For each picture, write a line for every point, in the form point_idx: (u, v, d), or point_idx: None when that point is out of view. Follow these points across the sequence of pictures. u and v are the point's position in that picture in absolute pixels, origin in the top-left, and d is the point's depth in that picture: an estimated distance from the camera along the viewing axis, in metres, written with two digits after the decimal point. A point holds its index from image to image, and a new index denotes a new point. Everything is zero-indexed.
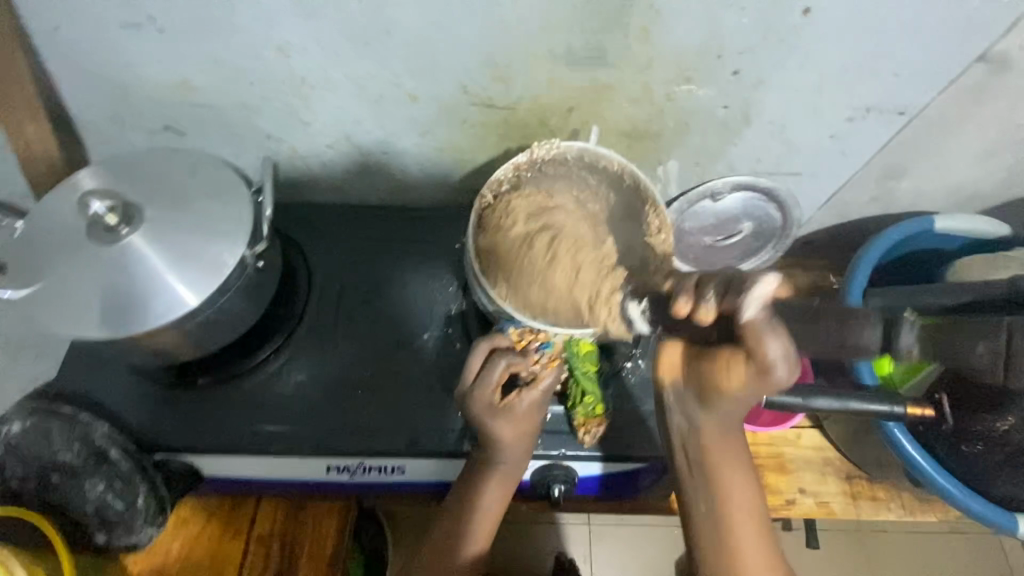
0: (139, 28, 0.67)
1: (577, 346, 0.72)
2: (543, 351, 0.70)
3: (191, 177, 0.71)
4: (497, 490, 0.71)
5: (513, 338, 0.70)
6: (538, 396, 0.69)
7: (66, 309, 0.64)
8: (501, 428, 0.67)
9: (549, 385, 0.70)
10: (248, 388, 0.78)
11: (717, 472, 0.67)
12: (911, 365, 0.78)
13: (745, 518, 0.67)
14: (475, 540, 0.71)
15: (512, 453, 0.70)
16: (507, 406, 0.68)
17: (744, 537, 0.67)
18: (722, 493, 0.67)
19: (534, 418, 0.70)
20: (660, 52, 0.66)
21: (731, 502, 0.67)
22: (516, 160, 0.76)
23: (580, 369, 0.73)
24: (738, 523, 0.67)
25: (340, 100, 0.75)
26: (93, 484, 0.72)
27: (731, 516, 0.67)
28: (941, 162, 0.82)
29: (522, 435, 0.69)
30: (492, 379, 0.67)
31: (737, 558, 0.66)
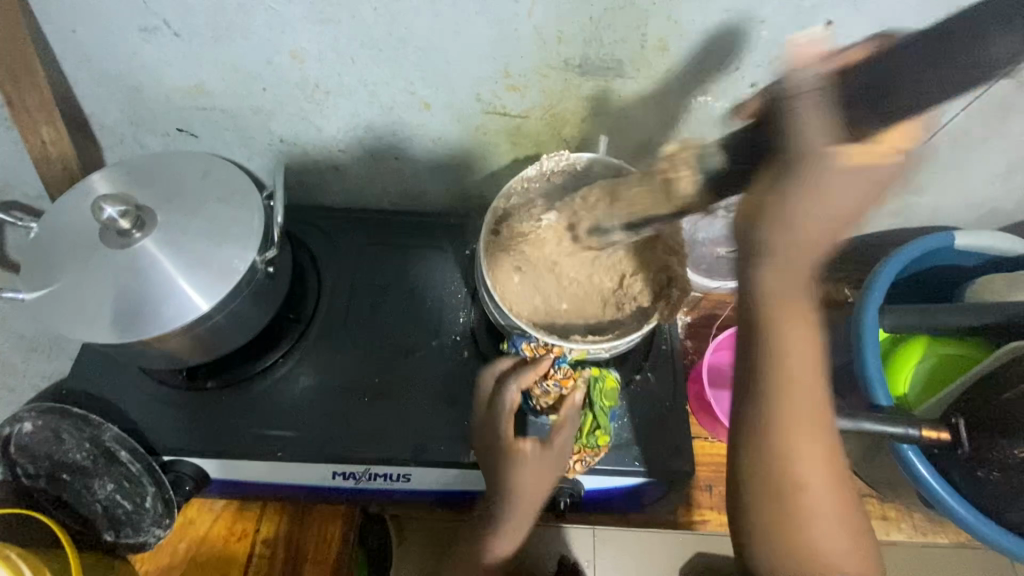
0: (154, 32, 0.67)
1: (599, 381, 0.72)
2: (558, 366, 0.68)
3: (202, 180, 0.71)
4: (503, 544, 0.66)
5: (527, 353, 0.70)
6: (556, 438, 0.67)
7: (78, 312, 0.64)
8: (511, 470, 0.65)
9: (568, 409, 0.67)
10: (257, 392, 0.78)
11: (782, 353, 0.53)
12: (926, 386, 0.77)
13: (807, 415, 0.54)
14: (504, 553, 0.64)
15: (526, 507, 0.65)
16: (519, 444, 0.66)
17: (801, 437, 0.54)
18: (783, 389, 0.54)
19: (552, 467, 0.66)
20: (677, 63, 0.65)
21: (792, 396, 0.54)
22: (526, 174, 0.75)
23: (597, 403, 0.71)
24: (798, 419, 0.54)
25: (353, 106, 0.75)
26: (102, 483, 0.74)
27: (790, 408, 0.53)
28: (962, 177, 0.81)
29: (538, 485, 0.65)
30: (505, 405, 0.68)
31: (790, 458, 0.54)
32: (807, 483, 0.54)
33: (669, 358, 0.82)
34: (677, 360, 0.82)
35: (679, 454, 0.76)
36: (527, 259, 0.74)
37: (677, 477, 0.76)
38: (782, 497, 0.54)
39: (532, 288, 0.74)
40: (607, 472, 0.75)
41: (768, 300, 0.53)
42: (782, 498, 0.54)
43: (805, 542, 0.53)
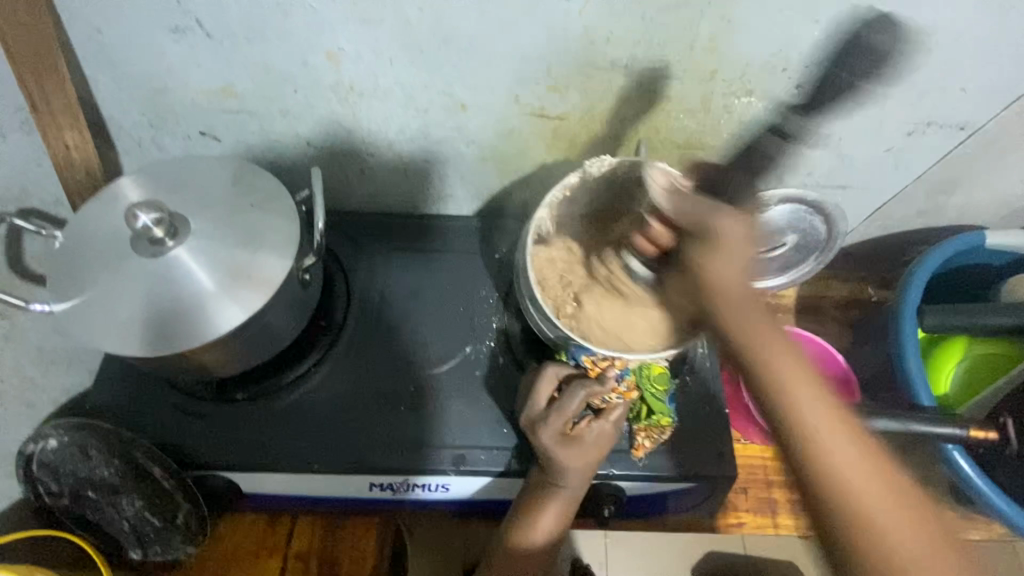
0: (185, 33, 0.64)
1: (648, 370, 0.72)
2: (623, 380, 0.69)
3: (234, 186, 0.68)
4: (559, 510, 0.69)
5: (586, 364, 0.70)
6: (609, 428, 0.69)
7: (111, 325, 0.62)
8: (569, 457, 0.67)
9: (620, 416, 0.70)
10: (288, 402, 0.76)
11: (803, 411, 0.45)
12: (966, 385, 0.79)
13: (863, 471, 0.44)
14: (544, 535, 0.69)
15: (579, 485, 0.69)
16: (576, 436, 0.68)
17: (867, 492, 0.43)
18: (818, 448, 0.45)
19: (605, 449, 0.69)
20: (724, 64, 0.65)
21: (835, 453, 0.44)
22: (567, 182, 0.71)
23: (648, 390, 0.72)
24: (850, 476, 0.44)
25: (387, 109, 0.73)
26: (130, 500, 0.71)
27: (842, 479, 0.44)
28: (994, 176, 0.81)
29: (590, 466, 0.68)
30: (567, 408, 0.68)
31: (861, 522, 0.43)
32: (897, 548, 0.42)
33: (707, 360, 0.82)
34: (715, 362, 0.82)
35: (720, 459, 0.76)
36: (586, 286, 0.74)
37: (720, 481, 0.76)
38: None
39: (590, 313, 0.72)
40: (650, 477, 0.75)
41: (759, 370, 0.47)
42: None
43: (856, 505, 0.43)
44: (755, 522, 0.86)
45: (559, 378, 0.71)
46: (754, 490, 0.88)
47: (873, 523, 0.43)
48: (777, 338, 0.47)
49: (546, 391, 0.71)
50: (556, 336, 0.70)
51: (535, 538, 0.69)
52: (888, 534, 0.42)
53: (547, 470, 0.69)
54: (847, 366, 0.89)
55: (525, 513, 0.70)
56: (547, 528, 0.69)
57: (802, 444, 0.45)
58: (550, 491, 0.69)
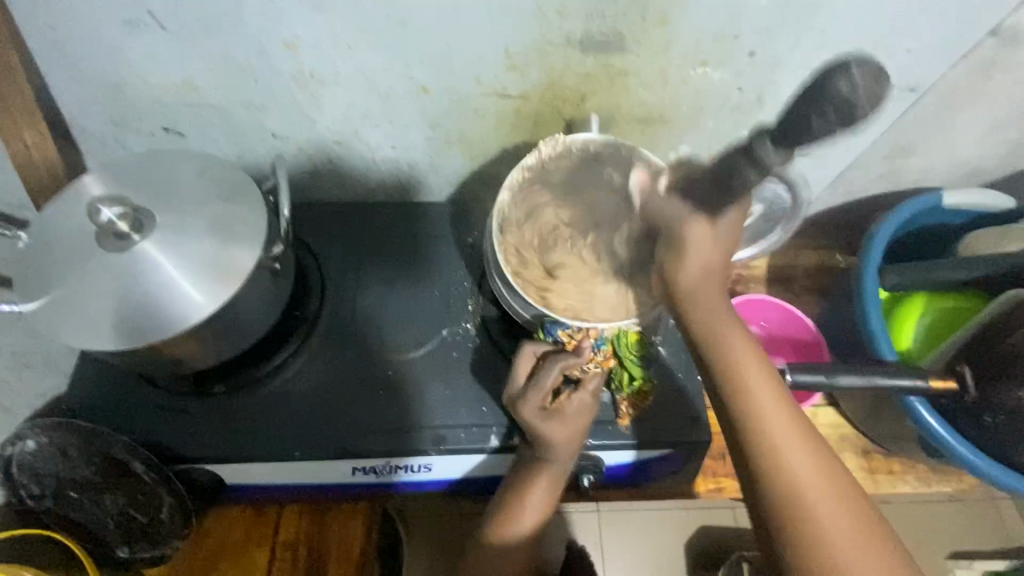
0: (139, 26, 0.64)
1: (626, 337, 0.73)
2: (597, 349, 0.71)
3: (198, 179, 0.69)
4: (547, 491, 0.70)
5: (563, 339, 0.70)
6: (588, 395, 0.69)
7: (81, 321, 0.62)
8: (552, 430, 0.66)
9: (598, 384, 0.70)
10: (268, 392, 0.77)
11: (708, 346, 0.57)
12: (928, 337, 0.81)
13: (787, 422, 0.53)
14: (537, 509, 0.70)
15: (566, 453, 0.69)
16: (556, 409, 0.67)
17: (773, 432, 0.52)
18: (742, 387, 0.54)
19: (588, 419, 0.69)
20: (677, 36, 0.66)
21: (756, 398, 0.54)
22: (525, 163, 0.73)
23: (628, 357, 0.73)
24: (764, 409, 0.53)
25: (350, 95, 0.74)
26: (114, 498, 0.72)
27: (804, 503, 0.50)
28: (949, 137, 0.83)
29: (573, 437, 0.68)
30: (544, 384, 0.66)
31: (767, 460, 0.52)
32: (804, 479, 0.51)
33: (678, 330, 0.83)
34: (685, 331, 0.84)
35: (696, 424, 0.78)
36: (559, 254, 0.75)
37: (696, 446, 0.78)
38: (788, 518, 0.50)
39: (568, 292, 0.73)
40: (630, 445, 0.76)
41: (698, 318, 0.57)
42: (776, 514, 0.50)
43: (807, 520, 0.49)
44: (735, 486, 0.88)
45: (535, 356, 0.70)
46: (733, 455, 0.90)
47: (783, 458, 0.52)
48: (709, 304, 0.57)
49: (522, 369, 0.70)
50: (533, 315, 0.72)
51: (528, 517, 0.70)
52: (799, 475, 0.51)
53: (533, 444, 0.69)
54: (815, 330, 0.93)
55: (513, 505, 0.70)
56: (540, 500, 0.70)
57: (770, 459, 0.52)
58: (538, 466, 0.70)
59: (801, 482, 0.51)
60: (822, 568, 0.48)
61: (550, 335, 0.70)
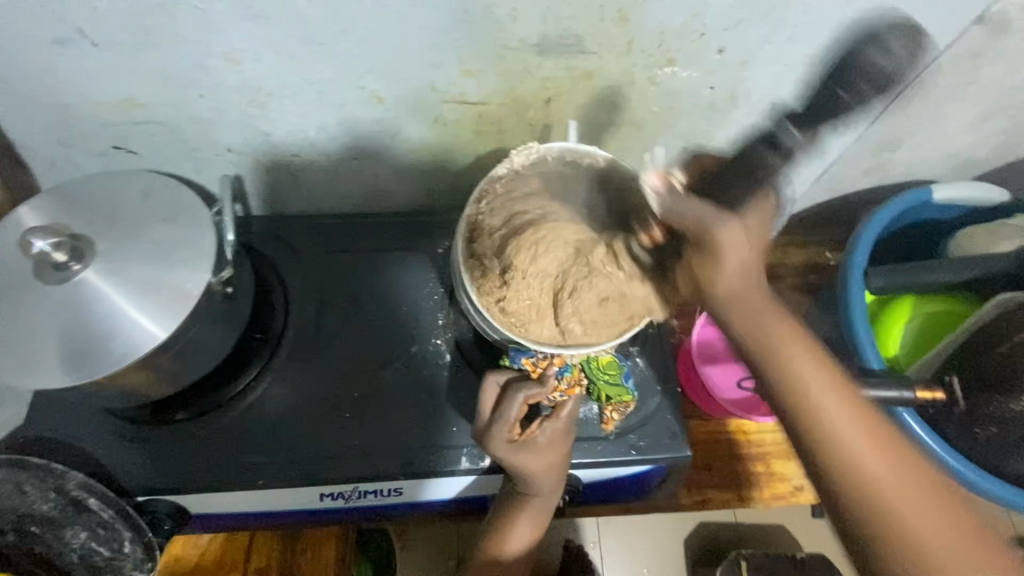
0: (70, 45, 0.61)
1: (595, 361, 0.74)
2: (563, 376, 0.69)
3: (143, 202, 0.66)
4: (530, 518, 0.70)
5: (528, 367, 0.70)
6: (560, 426, 0.67)
7: (20, 358, 0.59)
8: (523, 464, 0.64)
9: (572, 410, 0.67)
10: (232, 418, 0.74)
11: (767, 344, 0.49)
12: (915, 344, 0.79)
13: (855, 426, 0.47)
14: (523, 541, 0.70)
15: (545, 482, 0.67)
16: (527, 440, 0.65)
17: (865, 456, 0.46)
18: (795, 381, 0.48)
19: (564, 446, 0.67)
20: (639, 35, 0.62)
21: (817, 403, 0.47)
22: (494, 173, 0.71)
23: (599, 378, 0.73)
24: (822, 407, 0.47)
25: (302, 107, 0.70)
26: (75, 532, 0.69)
27: (882, 509, 0.46)
28: (936, 129, 0.79)
29: (550, 467, 0.66)
30: (510, 417, 0.65)
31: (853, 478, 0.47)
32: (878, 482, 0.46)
33: (656, 340, 0.80)
34: (664, 342, 0.80)
35: (674, 439, 0.75)
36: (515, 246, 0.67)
37: (675, 462, 0.74)
38: (874, 529, 0.46)
39: (530, 292, 0.67)
40: (605, 463, 0.74)
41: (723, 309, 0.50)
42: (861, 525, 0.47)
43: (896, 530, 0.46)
44: (721, 498, 0.85)
45: (502, 387, 0.68)
46: (719, 466, 0.87)
47: (867, 458, 0.46)
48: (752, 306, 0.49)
49: (489, 400, 0.68)
50: (500, 334, 0.69)
51: (512, 542, 0.70)
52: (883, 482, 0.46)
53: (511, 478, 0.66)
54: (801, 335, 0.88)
55: (499, 529, 0.70)
56: (526, 533, 0.70)
57: (838, 471, 0.47)
58: (519, 500, 0.69)
59: (872, 490, 0.46)
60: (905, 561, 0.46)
61: (515, 363, 0.70)
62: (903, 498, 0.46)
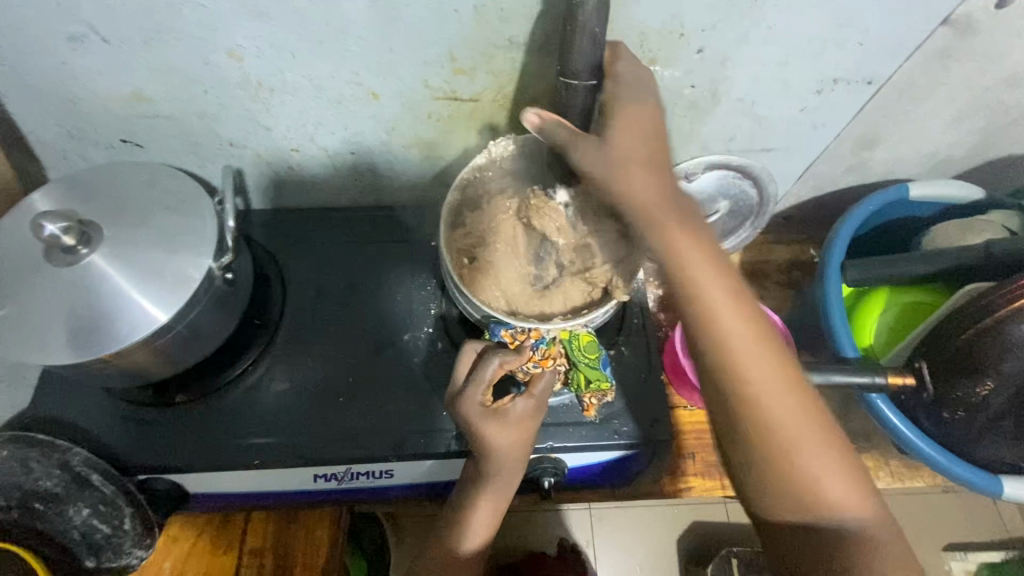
0: (82, 40, 0.64)
1: (577, 340, 0.72)
2: (538, 348, 0.70)
3: (149, 190, 0.69)
4: (491, 502, 0.70)
5: (506, 339, 0.70)
6: (532, 401, 0.67)
7: (30, 336, 0.62)
8: (492, 432, 0.65)
9: (545, 387, 0.67)
10: (229, 401, 0.77)
11: (706, 294, 0.54)
12: (891, 334, 0.82)
13: (759, 357, 0.53)
14: (477, 533, 0.70)
15: (510, 460, 0.67)
16: (498, 410, 0.65)
17: (762, 384, 0.53)
18: (731, 345, 0.53)
19: (533, 422, 0.67)
20: (621, 36, 0.66)
21: (744, 364, 0.53)
22: (476, 163, 0.76)
23: (580, 360, 0.72)
24: (753, 376, 0.53)
25: (301, 102, 0.74)
26: (77, 509, 0.71)
27: (770, 426, 0.53)
28: (912, 128, 0.82)
29: (519, 442, 0.66)
30: (483, 379, 0.66)
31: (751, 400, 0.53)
32: (784, 431, 0.53)
33: (641, 331, 0.83)
34: (649, 332, 0.83)
35: (658, 425, 0.77)
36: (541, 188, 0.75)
37: (658, 447, 0.77)
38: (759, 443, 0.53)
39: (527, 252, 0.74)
40: (588, 449, 0.76)
41: (663, 249, 0.54)
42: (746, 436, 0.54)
43: (778, 445, 0.53)
44: (705, 487, 0.88)
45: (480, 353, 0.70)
46: (703, 455, 0.89)
47: (779, 420, 0.53)
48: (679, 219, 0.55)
49: (466, 366, 0.69)
50: (482, 315, 0.71)
51: (471, 539, 0.70)
52: (775, 407, 0.53)
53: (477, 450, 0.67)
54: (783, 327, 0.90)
55: (457, 517, 0.71)
56: (484, 519, 0.70)
57: (737, 391, 0.53)
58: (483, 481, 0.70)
59: (761, 408, 0.53)
60: (781, 468, 0.53)
61: (494, 336, 0.70)
62: (785, 416, 0.53)
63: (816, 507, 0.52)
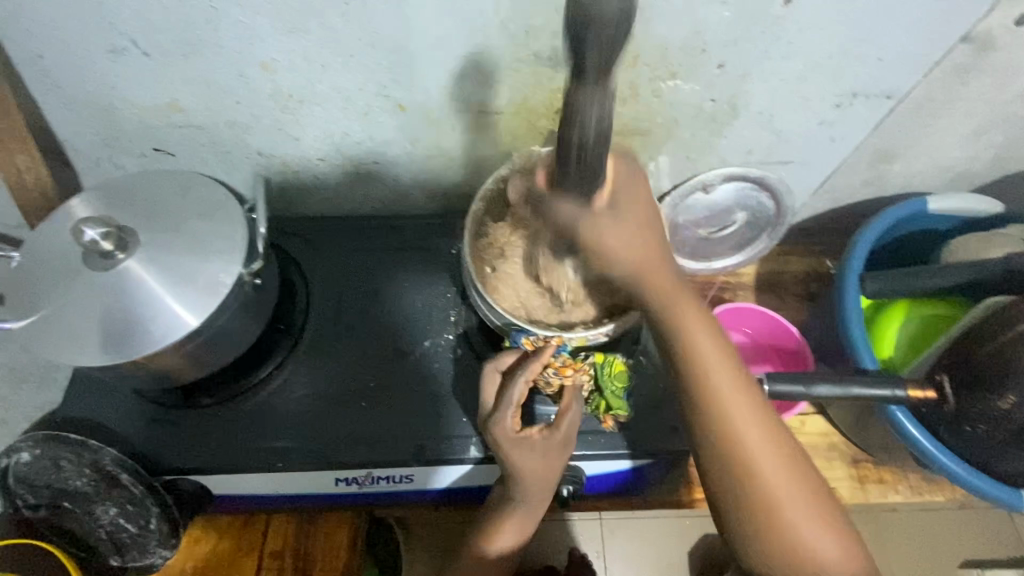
0: (123, 53, 0.67)
1: (609, 369, 0.74)
2: (559, 354, 0.70)
3: (182, 198, 0.71)
4: (518, 518, 0.71)
5: (527, 346, 0.71)
6: (560, 434, 0.67)
7: (67, 338, 0.64)
8: (519, 458, 0.66)
9: (572, 417, 0.68)
10: (254, 404, 0.78)
11: (703, 361, 0.57)
12: (910, 346, 0.82)
13: (752, 426, 0.57)
14: (504, 545, 0.72)
15: (537, 483, 0.68)
16: (525, 437, 0.66)
17: (756, 450, 0.56)
18: (723, 410, 0.57)
19: (560, 456, 0.68)
20: (644, 51, 0.67)
21: (737, 430, 0.56)
22: (499, 174, 0.77)
23: (608, 387, 0.74)
24: (747, 443, 0.57)
25: (329, 113, 0.76)
26: (104, 508, 0.73)
27: (764, 491, 0.56)
28: (931, 142, 0.83)
29: (546, 466, 0.68)
30: (511, 403, 0.66)
31: (744, 465, 0.57)
32: (776, 494, 0.56)
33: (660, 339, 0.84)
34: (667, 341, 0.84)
35: (677, 434, 0.77)
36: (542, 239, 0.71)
37: (677, 456, 0.77)
38: (753, 506, 0.56)
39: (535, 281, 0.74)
40: (606, 457, 0.77)
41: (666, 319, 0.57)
42: (739, 498, 0.57)
43: (770, 509, 0.56)
44: None
45: (502, 373, 0.71)
46: None
47: (772, 483, 0.56)
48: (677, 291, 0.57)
49: (491, 389, 0.70)
50: (502, 321, 0.72)
51: (498, 545, 0.71)
52: (768, 472, 0.56)
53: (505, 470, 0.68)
54: (801, 338, 0.92)
55: (484, 528, 0.72)
56: (509, 536, 0.71)
57: (732, 457, 0.57)
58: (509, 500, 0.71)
59: (754, 473, 0.56)
60: (774, 530, 0.56)
61: (516, 343, 0.71)
62: (775, 480, 0.56)
63: (805, 556, 0.56)
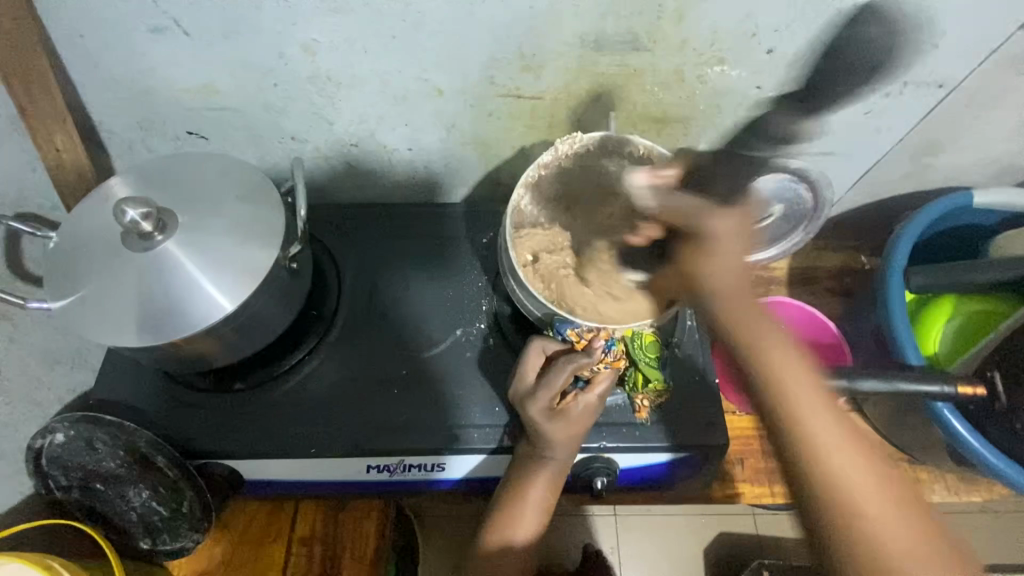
0: (164, 32, 0.66)
1: (639, 339, 0.75)
2: (609, 351, 0.70)
3: (220, 180, 0.70)
4: (543, 493, 0.70)
5: (573, 339, 0.70)
6: (594, 400, 0.68)
7: (105, 318, 0.63)
8: (555, 431, 0.67)
9: (605, 390, 0.69)
10: (287, 389, 0.78)
11: (742, 307, 0.52)
12: (954, 343, 0.80)
13: (804, 387, 0.50)
14: (525, 531, 0.70)
15: (564, 451, 0.68)
16: (563, 409, 0.67)
17: (811, 422, 0.49)
18: (764, 363, 0.51)
19: (589, 422, 0.69)
20: (693, 35, 0.66)
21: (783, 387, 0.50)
22: (539, 162, 0.75)
23: (642, 359, 0.74)
24: (794, 403, 0.50)
25: (366, 97, 0.75)
26: (137, 491, 0.73)
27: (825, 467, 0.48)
28: (978, 135, 0.81)
29: (575, 438, 0.68)
30: (554, 382, 0.67)
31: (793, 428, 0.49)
32: (841, 473, 0.48)
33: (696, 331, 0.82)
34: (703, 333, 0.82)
35: (713, 428, 0.76)
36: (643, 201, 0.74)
37: (712, 451, 0.76)
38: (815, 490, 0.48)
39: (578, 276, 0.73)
40: (642, 450, 0.75)
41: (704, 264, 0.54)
42: (796, 477, 0.49)
43: (836, 495, 0.47)
44: (753, 494, 0.86)
45: (545, 354, 0.71)
46: (751, 461, 0.88)
47: (830, 459, 0.48)
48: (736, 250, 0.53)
49: (532, 368, 0.70)
50: (543, 312, 0.71)
51: (518, 533, 0.69)
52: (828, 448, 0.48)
53: (535, 441, 0.69)
54: (839, 333, 0.90)
55: (503, 512, 0.70)
56: (528, 523, 0.70)
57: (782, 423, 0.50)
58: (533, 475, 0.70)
59: (812, 446, 0.48)
60: (846, 524, 0.46)
61: (560, 334, 0.70)
62: (838, 459, 0.48)
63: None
